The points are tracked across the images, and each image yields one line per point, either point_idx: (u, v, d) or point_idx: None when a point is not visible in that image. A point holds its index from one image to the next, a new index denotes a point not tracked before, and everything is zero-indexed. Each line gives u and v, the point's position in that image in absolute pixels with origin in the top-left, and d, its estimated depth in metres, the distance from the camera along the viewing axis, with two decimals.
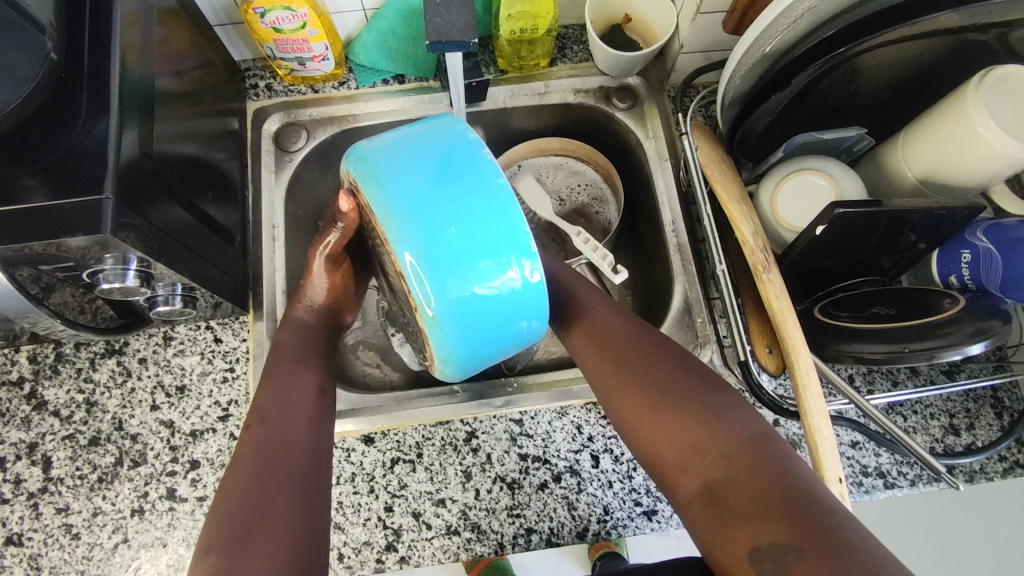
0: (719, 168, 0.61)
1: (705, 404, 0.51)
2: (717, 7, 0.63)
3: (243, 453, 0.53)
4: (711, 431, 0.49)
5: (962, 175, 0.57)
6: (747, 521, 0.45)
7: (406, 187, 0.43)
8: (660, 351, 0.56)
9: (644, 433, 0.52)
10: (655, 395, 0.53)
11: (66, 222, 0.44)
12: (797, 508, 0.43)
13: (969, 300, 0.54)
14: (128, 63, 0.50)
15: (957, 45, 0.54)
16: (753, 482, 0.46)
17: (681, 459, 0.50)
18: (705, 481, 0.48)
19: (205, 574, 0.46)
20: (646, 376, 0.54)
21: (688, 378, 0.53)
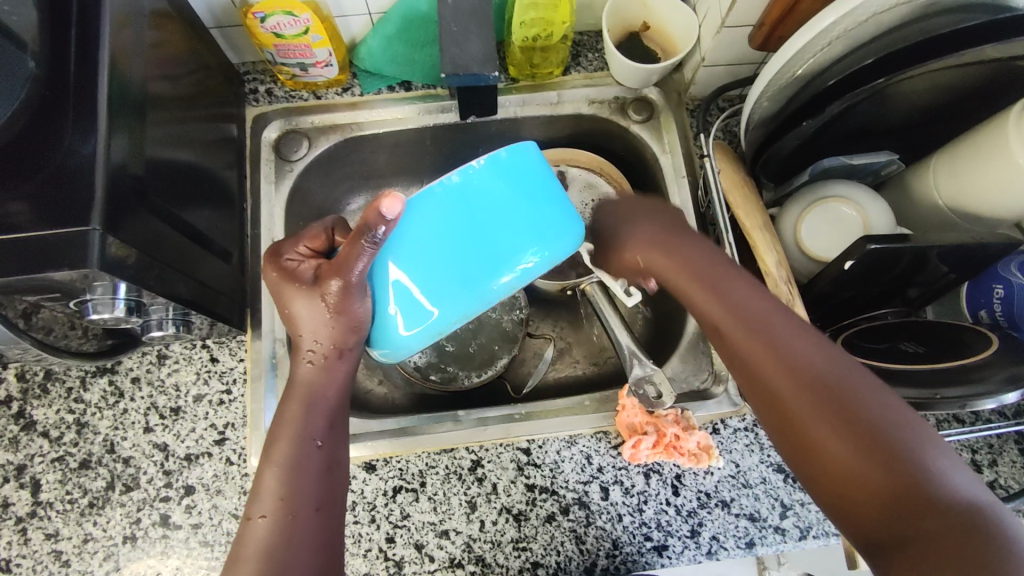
0: (741, 193, 0.59)
1: (862, 387, 0.42)
2: (743, 21, 0.59)
3: (290, 406, 0.51)
4: (875, 418, 0.41)
5: (995, 206, 0.54)
6: (926, 543, 0.37)
7: (454, 267, 0.50)
8: (793, 329, 0.46)
9: (793, 423, 0.44)
10: (807, 376, 0.43)
11: (51, 254, 0.41)
12: (981, 531, 0.36)
13: (1003, 340, 0.52)
14: (116, 75, 0.46)
15: (1001, 72, 0.51)
16: (927, 494, 0.38)
17: (837, 457, 0.41)
18: (862, 483, 0.40)
19: (253, 539, 0.45)
20: (784, 357, 0.45)
21: (830, 355, 0.44)
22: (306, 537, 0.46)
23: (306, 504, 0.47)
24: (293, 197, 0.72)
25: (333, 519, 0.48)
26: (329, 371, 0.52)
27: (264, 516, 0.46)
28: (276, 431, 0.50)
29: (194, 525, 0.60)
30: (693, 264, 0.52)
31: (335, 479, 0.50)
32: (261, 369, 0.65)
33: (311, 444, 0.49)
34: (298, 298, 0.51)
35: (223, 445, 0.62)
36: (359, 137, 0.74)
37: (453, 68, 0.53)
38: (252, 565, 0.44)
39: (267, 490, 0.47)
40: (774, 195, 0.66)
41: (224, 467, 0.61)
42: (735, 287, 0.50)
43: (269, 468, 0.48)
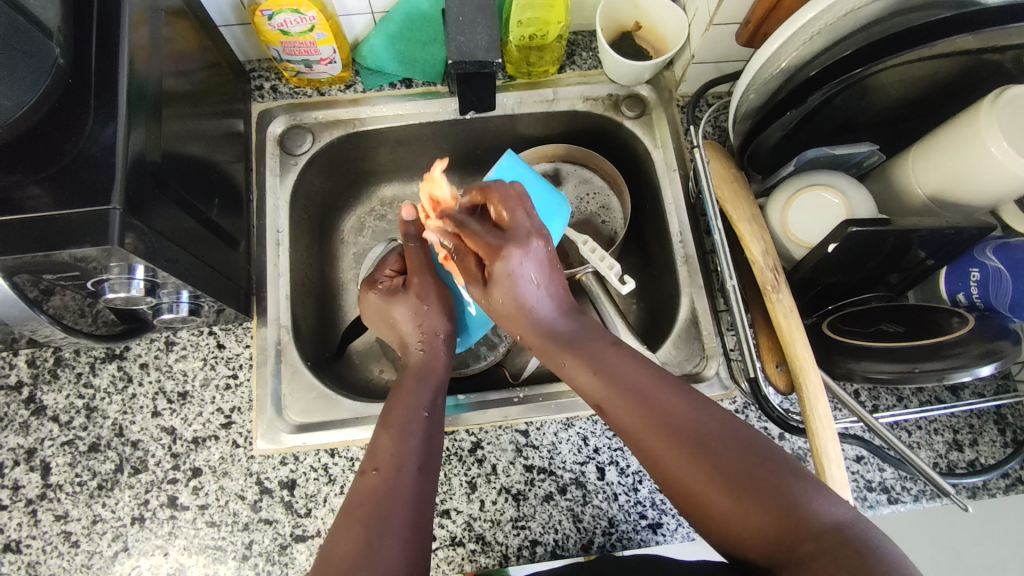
0: (729, 185, 0.63)
1: (720, 425, 0.43)
2: (730, 19, 0.62)
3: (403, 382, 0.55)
4: (727, 459, 0.41)
5: (970, 193, 0.57)
6: (810, 564, 0.37)
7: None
8: (649, 375, 0.47)
9: (675, 478, 0.43)
10: (668, 428, 0.43)
11: (74, 232, 0.43)
12: (852, 547, 0.37)
13: (978, 320, 0.55)
14: (135, 68, 0.49)
15: (973, 65, 0.55)
16: (808, 528, 0.38)
17: (725, 507, 0.40)
18: (752, 522, 0.39)
19: (363, 489, 0.46)
20: (645, 400, 0.45)
21: (688, 399, 0.45)
22: (408, 494, 0.46)
23: (411, 461, 0.48)
24: (297, 190, 0.75)
25: (430, 487, 0.48)
26: (431, 345, 0.59)
27: (376, 470, 0.47)
28: (391, 403, 0.52)
29: (201, 506, 0.61)
30: (568, 343, 0.51)
31: (436, 451, 0.50)
32: (267, 354, 0.67)
33: (418, 413, 0.51)
34: (394, 301, 0.61)
35: (230, 428, 0.64)
36: (361, 132, 0.76)
37: (459, 56, 0.56)
38: (361, 514, 0.44)
39: (381, 449, 0.49)
40: (761, 185, 0.69)
41: (231, 450, 0.63)
42: (604, 350, 0.50)
43: (385, 432, 0.50)
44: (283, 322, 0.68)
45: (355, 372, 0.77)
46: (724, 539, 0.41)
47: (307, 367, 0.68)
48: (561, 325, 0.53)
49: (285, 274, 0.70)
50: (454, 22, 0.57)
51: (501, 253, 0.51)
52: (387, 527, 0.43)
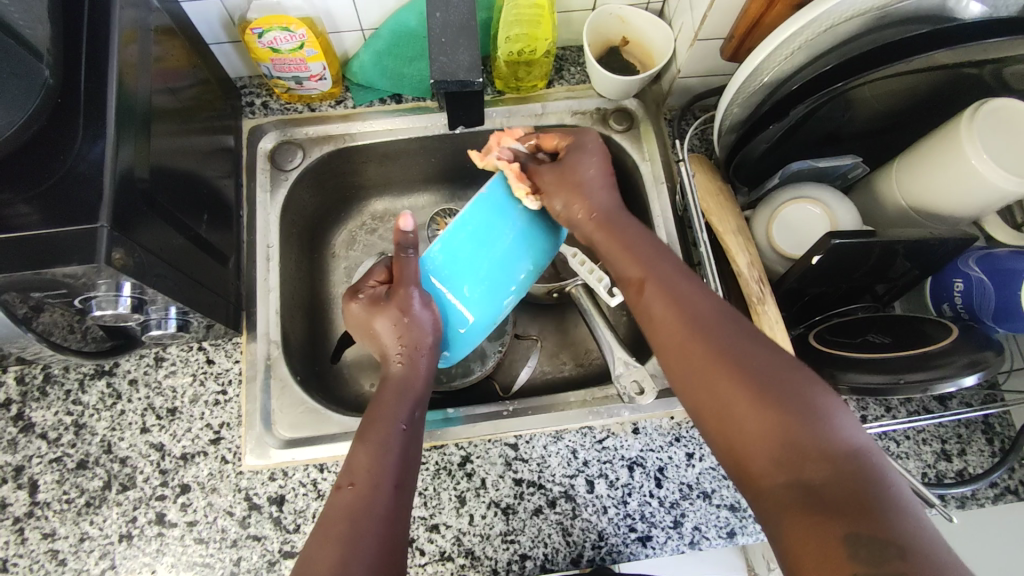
0: (714, 199, 0.64)
1: (745, 337, 0.44)
2: (714, 34, 0.63)
3: (383, 395, 0.53)
4: (756, 363, 0.42)
5: (953, 205, 0.58)
6: (808, 479, 0.38)
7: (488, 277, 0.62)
8: (694, 287, 0.48)
9: (697, 377, 0.44)
10: (695, 324, 0.45)
11: (61, 250, 0.44)
12: (857, 473, 0.37)
13: (962, 330, 0.55)
14: (124, 87, 0.49)
15: (953, 78, 0.56)
16: (818, 446, 0.38)
17: (741, 408, 0.41)
18: (764, 433, 0.40)
19: (337, 507, 0.45)
20: (678, 305, 0.47)
21: (724, 312, 0.46)
22: (382, 511, 0.45)
23: (388, 480, 0.47)
24: (288, 205, 0.75)
25: (406, 503, 0.47)
26: (414, 363, 0.55)
27: (352, 485, 0.47)
28: (372, 415, 0.52)
29: (189, 523, 0.61)
30: (617, 226, 0.55)
31: (413, 464, 0.50)
32: (256, 369, 0.67)
33: (396, 427, 0.50)
34: (379, 314, 0.57)
35: (219, 443, 0.64)
36: (352, 147, 0.76)
37: (442, 76, 0.56)
38: (336, 532, 0.44)
39: (355, 464, 0.48)
40: (747, 198, 0.70)
41: (220, 465, 0.63)
42: (651, 262, 0.51)
43: (361, 445, 0.49)
44: (273, 337, 0.68)
45: (346, 386, 0.77)
46: (732, 447, 0.42)
47: (297, 381, 0.68)
48: (622, 219, 0.56)
49: (275, 289, 0.70)
50: (435, 44, 0.57)
51: (579, 134, 0.61)
52: (359, 546, 0.43)
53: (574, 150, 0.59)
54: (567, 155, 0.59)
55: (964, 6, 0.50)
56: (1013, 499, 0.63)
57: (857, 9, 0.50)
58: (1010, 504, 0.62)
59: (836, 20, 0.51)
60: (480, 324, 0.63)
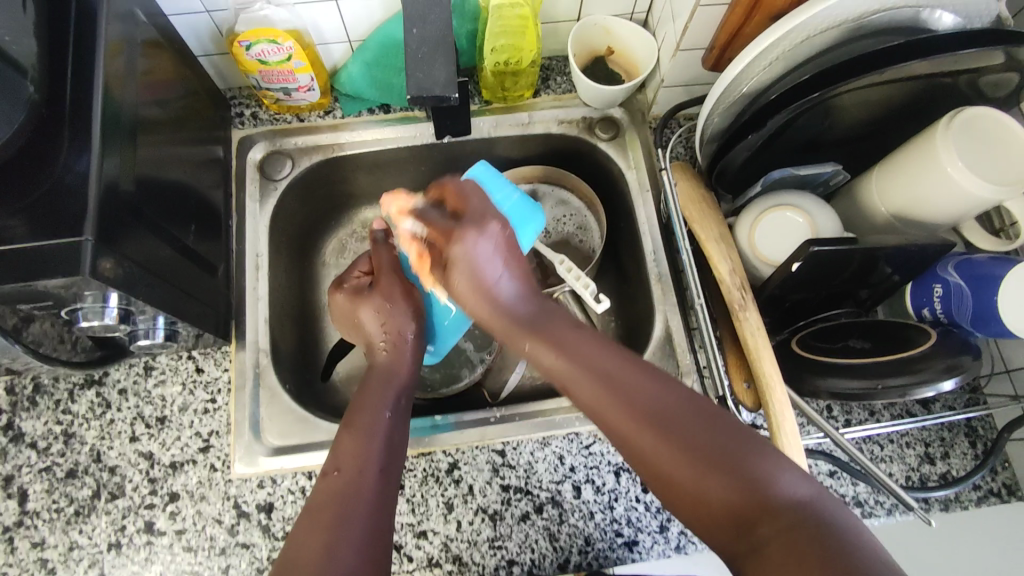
0: (697, 206, 0.64)
1: (687, 412, 0.44)
2: (696, 44, 0.64)
3: (368, 385, 0.56)
4: (699, 439, 0.42)
5: (930, 212, 0.59)
6: (768, 544, 0.38)
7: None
8: (620, 360, 0.48)
9: (643, 456, 0.44)
10: (641, 409, 0.45)
11: (47, 262, 0.44)
12: (810, 525, 0.38)
13: (941, 335, 0.56)
14: (109, 100, 0.50)
15: (929, 86, 0.56)
16: (769, 502, 0.39)
17: (696, 482, 0.41)
18: (716, 499, 0.41)
19: (324, 493, 0.47)
20: (619, 390, 0.46)
21: (658, 382, 0.46)
22: (370, 494, 0.47)
23: (373, 463, 0.48)
24: (277, 215, 0.76)
25: (393, 488, 0.49)
26: (398, 352, 0.59)
27: (339, 472, 0.48)
28: (356, 403, 0.54)
29: (178, 531, 0.61)
30: (533, 325, 0.53)
31: (398, 451, 0.51)
32: (245, 378, 0.67)
33: (381, 415, 0.53)
34: (361, 305, 0.61)
35: (208, 452, 0.64)
36: (340, 158, 0.77)
37: (417, 90, 0.56)
38: (323, 517, 0.45)
39: (342, 451, 0.50)
40: (732, 205, 0.70)
41: (209, 474, 0.63)
42: (578, 343, 0.50)
43: (348, 433, 0.51)
44: (262, 345, 0.69)
45: (335, 393, 0.78)
46: (695, 518, 0.42)
47: (285, 390, 0.68)
48: (519, 309, 0.54)
49: (264, 298, 0.71)
50: (411, 60, 0.57)
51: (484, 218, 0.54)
52: (347, 528, 0.44)
53: (473, 219, 0.54)
54: (466, 221, 0.54)
55: (936, 18, 0.53)
56: (996, 501, 0.64)
57: (833, 21, 0.52)
58: (993, 505, 0.64)
59: (811, 31, 0.52)
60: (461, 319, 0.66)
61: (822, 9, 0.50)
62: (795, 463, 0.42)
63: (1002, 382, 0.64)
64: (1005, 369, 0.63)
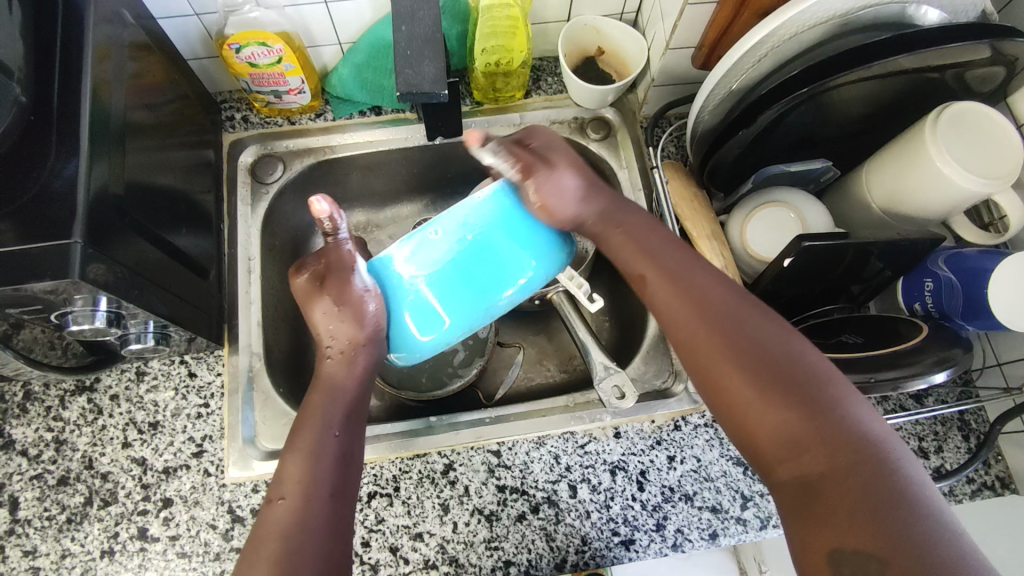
0: (689, 204, 0.65)
1: (756, 327, 0.46)
2: (685, 43, 0.64)
3: (314, 397, 0.53)
4: (765, 356, 0.44)
5: (921, 207, 0.59)
6: (822, 474, 0.41)
7: (456, 278, 0.53)
8: (714, 280, 0.50)
9: (712, 370, 0.46)
10: (705, 317, 0.47)
11: (35, 267, 0.44)
12: (874, 462, 0.40)
13: (932, 328, 0.56)
14: (97, 104, 0.50)
15: (917, 82, 0.57)
16: (838, 442, 0.41)
17: (756, 398, 0.44)
18: (782, 428, 0.42)
19: (267, 529, 0.45)
20: (690, 300, 0.49)
21: (748, 310, 0.47)
22: (322, 521, 0.46)
23: (322, 488, 0.47)
24: (269, 218, 0.75)
25: (344, 513, 0.47)
26: (348, 365, 0.54)
27: (282, 499, 0.46)
28: (302, 417, 0.51)
29: (172, 537, 0.61)
30: (610, 221, 0.56)
31: (350, 470, 0.50)
32: (238, 382, 0.67)
33: (328, 434, 0.50)
34: (314, 299, 0.55)
35: (201, 457, 0.64)
36: (332, 160, 0.77)
37: (404, 89, 0.56)
38: (267, 549, 0.44)
39: (288, 475, 0.48)
40: (723, 203, 0.71)
41: (203, 479, 0.63)
42: (667, 251, 0.52)
43: (291, 455, 0.49)
44: (255, 349, 0.69)
45: None
46: (745, 436, 0.45)
47: (278, 393, 0.68)
48: (622, 210, 0.56)
49: (257, 301, 0.71)
50: (400, 58, 0.57)
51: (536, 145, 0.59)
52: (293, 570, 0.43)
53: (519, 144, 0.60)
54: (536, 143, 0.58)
55: (922, 14, 0.53)
56: (990, 494, 0.64)
57: (820, 16, 0.52)
58: (986, 499, 0.64)
59: (799, 26, 0.53)
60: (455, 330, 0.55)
61: (809, 5, 0.50)
62: (871, 404, 0.43)
63: (993, 375, 0.64)
64: (996, 362, 0.63)
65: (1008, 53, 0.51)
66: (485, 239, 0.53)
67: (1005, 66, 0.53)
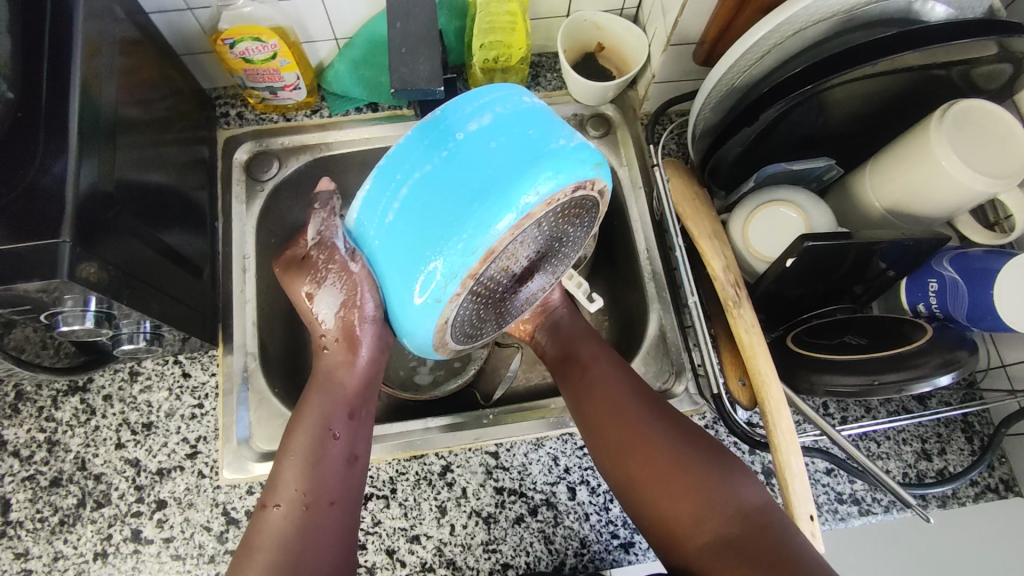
0: (691, 202, 0.64)
1: (650, 422, 0.56)
2: (687, 38, 0.63)
3: (309, 400, 0.53)
4: (664, 450, 0.53)
5: (924, 206, 0.58)
6: (732, 546, 0.48)
7: (419, 219, 0.44)
8: (621, 375, 0.60)
9: (625, 461, 0.54)
10: (618, 413, 0.56)
11: (22, 266, 0.43)
12: (767, 530, 0.48)
13: (937, 329, 0.55)
14: (87, 99, 0.49)
15: (921, 79, 0.56)
16: (736, 508, 0.50)
17: (664, 486, 0.52)
18: (689, 504, 0.51)
19: (265, 544, 0.47)
20: (608, 396, 0.58)
21: (642, 394, 0.58)
22: (322, 531, 0.49)
23: (321, 496, 0.50)
24: (265, 216, 0.74)
25: (344, 518, 0.51)
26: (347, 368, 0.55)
27: (279, 505, 0.49)
28: (297, 418, 0.53)
29: (166, 540, 0.60)
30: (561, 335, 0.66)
31: (349, 473, 0.52)
32: (232, 382, 0.66)
33: (328, 437, 0.52)
34: (297, 278, 0.53)
35: (195, 458, 0.63)
36: (329, 157, 0.76)
37: (402, 85, 0.55)
38: (267, 556, 0.47)
39: (285, 481, 0.50)
40: (724, 202, 0.70)
41: (197, 480, 0.62)
42: (584, 347, 0.64)
43: (287, 459, 0.51)
44: (250, 349, 0.68)
45: None
46: (660, 524, 0.52)
47: (274, 394, 0.67)
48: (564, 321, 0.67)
49: (252, 300, 0.70)
50: (396, 53, 0.56)
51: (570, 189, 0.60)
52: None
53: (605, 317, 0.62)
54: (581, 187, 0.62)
55: (928, 9, 0.52)
56: (994, 497, 0.63)
57: (823, 11, 0.51)
58: (990, 501, 0.63)
59: (803, 22, 0.52)
60: (449, 270, 0.43)
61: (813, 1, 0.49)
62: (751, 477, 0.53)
63: (998, 377, 0.63)
64: (1001, 363, 0.63)
65: (1016, 50, 0.50)
66: (449, 169, 0.43)
67: (1013, 63, 0.52)
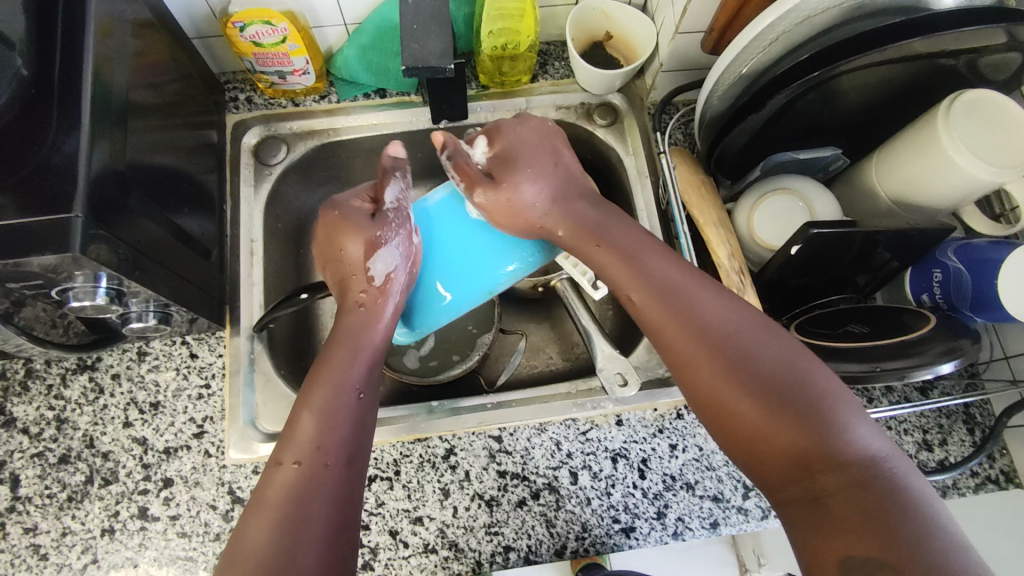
0: (697, 192, 0.64)
1: (749, 344, 0.47)
2: (695, 27, 0.63)
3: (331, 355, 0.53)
4: (759, 377, 0.46)
5: (931, 196, 0.58)
6: (831, 494, 0.42)
7: (446, 265, 0.63)
8: (707, 292, 0.51)
9: (706, 389, 0.48)
10: (699, 337, 0.48)
11: (34, 239, 0.43)
12: (876, 484, 0.41)
13: (940, 319, 0.56)
14: (98, 81, 0.49)
15: (930, 69, 0.56)
16: (841, 455, 0.43)
17: (757, 421, 0.45)
18: (783, 443, 0.44)
19: (275, 497, 0.46)
20: (685, 312, 0.50)
21: (735, 312, 0.49)
22: (332, 488, 0.47)
23: (340, 456, 0.48)
24: (272, 200, 0.75)
25: (357, 477, 0.49)
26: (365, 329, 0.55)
27: (300, 462, 0.47)
28: (313, 378, 0.52)
29: (172, 517, 0.61)
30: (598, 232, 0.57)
31: (364, 431, 0.51)
32: (239, 363, 0.66)
33: (352, 395, 0.51)
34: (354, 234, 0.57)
35: (202, 438, 0.64)
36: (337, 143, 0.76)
37: (413, 61, 0.55)
38: (277, 510, 0.45)
39: (303, 437, 0.48)
40: (731, 191, 0.70)
41: (203, 459, 0.63)
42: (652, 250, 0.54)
43: (306, 414, 0.50)
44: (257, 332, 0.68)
45: None
46: (750, 455, 0.46)
47: (280, 376, 0.68)
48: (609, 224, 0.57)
49: (259, 283, 0.70)
50: (407, 31, 0.56)
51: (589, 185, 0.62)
52: (310, 530, 0.44)
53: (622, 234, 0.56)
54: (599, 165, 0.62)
55: None
56: (993, 488, 0.63)
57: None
58: (990, 492, 0.63)
59: (812, 11, 0.51)
60: (459, 302, 0.63)
61: None
62: (868, 417, 0.45)
63: (1001, 368, 0.63)
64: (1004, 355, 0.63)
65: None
66: (470, 238, 0.63)
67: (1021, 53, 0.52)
